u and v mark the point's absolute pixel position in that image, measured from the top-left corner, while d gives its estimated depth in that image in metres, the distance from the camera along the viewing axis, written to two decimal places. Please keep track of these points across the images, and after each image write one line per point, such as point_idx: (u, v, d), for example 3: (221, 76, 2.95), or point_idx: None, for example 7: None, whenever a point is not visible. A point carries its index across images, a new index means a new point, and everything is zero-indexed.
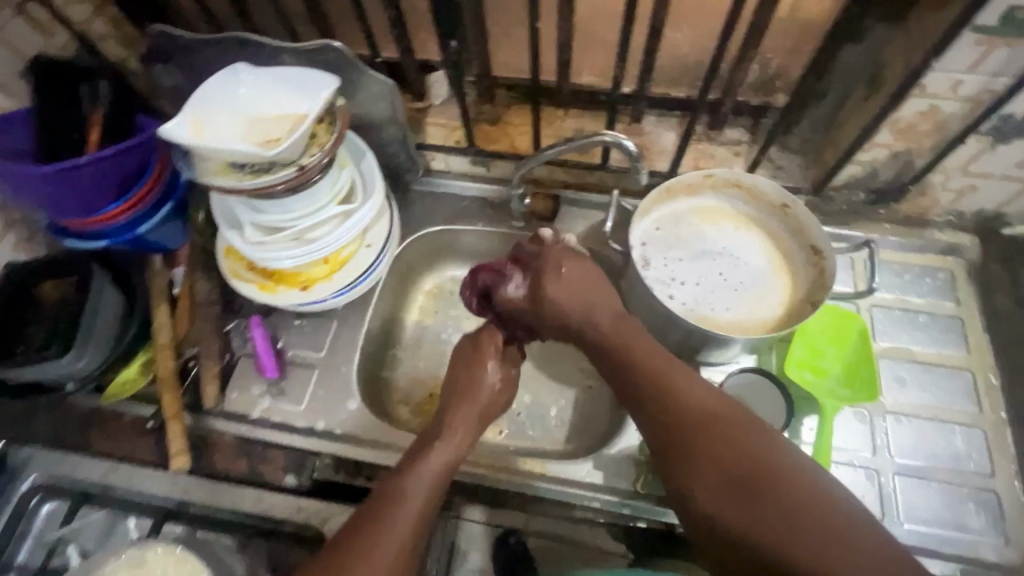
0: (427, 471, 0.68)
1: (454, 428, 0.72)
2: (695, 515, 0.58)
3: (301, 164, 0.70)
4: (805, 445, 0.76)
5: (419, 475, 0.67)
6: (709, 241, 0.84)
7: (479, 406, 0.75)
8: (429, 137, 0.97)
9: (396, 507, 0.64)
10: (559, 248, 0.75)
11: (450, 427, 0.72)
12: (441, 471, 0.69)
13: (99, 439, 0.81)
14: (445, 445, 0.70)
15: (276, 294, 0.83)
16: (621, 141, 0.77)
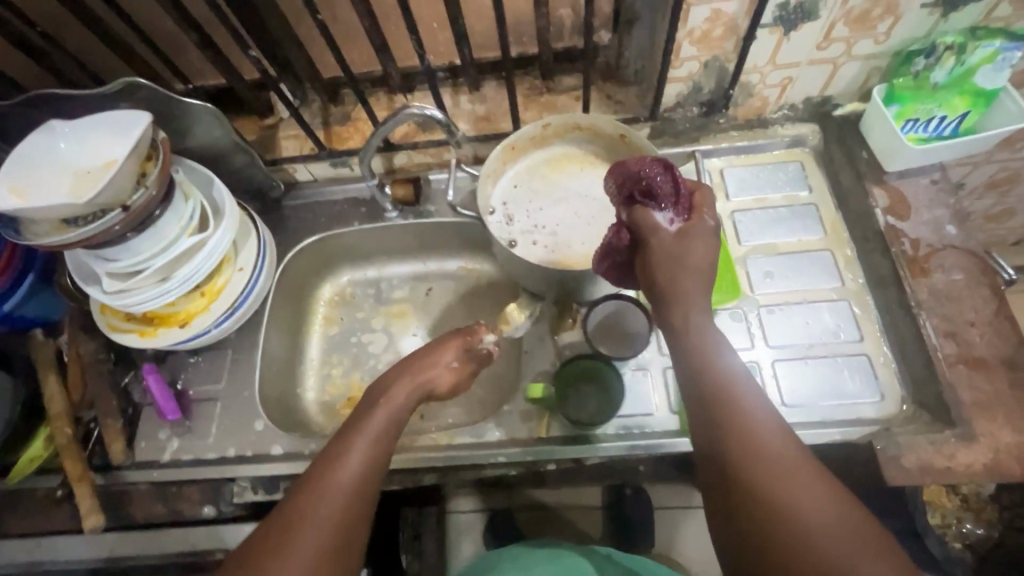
0: (366, 440, 0.62)
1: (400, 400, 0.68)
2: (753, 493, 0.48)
3: (127, 205, 0.70)
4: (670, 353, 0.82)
5: (358, 442, 0.62)
6: (562, 185, 0.86)
7: (434, 386, 0.73)
8: (285, 151, 0.97)
9: (331, 476, 0.58)
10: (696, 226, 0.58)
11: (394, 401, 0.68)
12: (382, 437, 0.64)
13: (14, 520, 0.80)
14: (386, 412, 0.66)
15: (157, 337, 0.83)
16: (426, 110, 0.75)
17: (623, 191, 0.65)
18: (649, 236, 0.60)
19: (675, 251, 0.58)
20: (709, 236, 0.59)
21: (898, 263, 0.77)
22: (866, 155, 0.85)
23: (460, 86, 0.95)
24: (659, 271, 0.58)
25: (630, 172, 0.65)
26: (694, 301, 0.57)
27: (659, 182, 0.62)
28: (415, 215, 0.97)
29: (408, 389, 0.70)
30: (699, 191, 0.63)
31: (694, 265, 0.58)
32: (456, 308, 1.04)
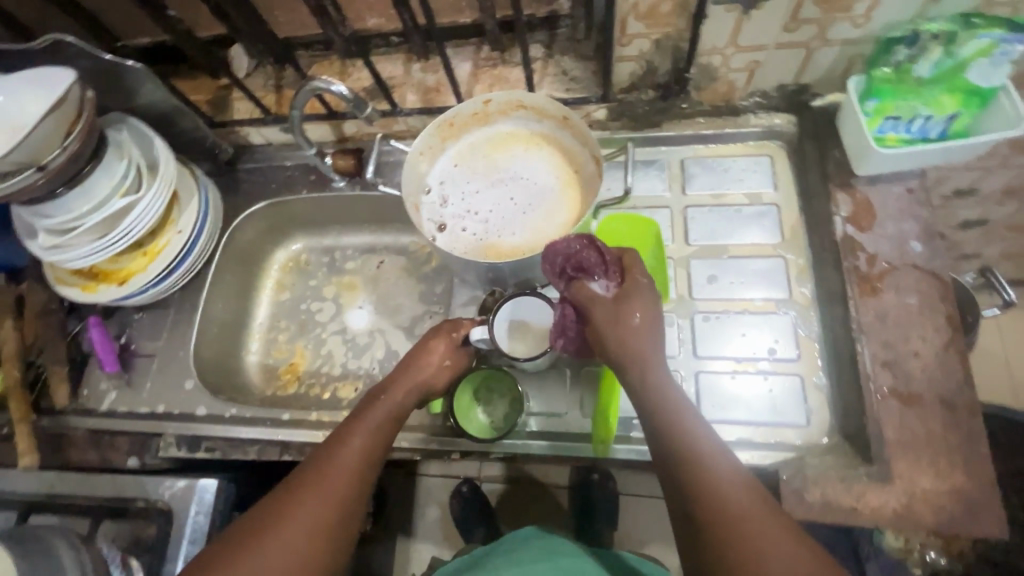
0: (367, 428, 0.64)
1: (403, 392, 0.69)
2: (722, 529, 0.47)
3: (43, 164, 0.70)
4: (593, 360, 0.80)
5: (364, 426, 0.64)
6: (502, 169, 0.83)
7: (429, 378, 0.72)
8: (237, 113, 0.96)
9: (338, 458, 0.60)
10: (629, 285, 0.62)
11: (397, 395, 0.68)
12: (387, 423, 0.66)
13: None
14: (391, 400, 0.67)
15: (97, 293, 0.85)
16: (329, 86, 0.72)
17: (558, 272, 0.67)
18: (593, 309, 0.63)
19: (616, 317, 0.61)
20: (645, 292, 0.62)
21: (846, 279, 0.70)
22: (837, 154, 0.77)
23: (411, 53, 0.90)
24: (607, 335, 0.61)
25: (558, 249, 0.67)
26: (646, 355, 0.59)
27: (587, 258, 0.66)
28: (362, 187, 0.95)
29: (411, 378, 0.71)
30: (624, 253, 0.67)
31: (637, 325, 0.60)
32: (405, 282, 1.02)
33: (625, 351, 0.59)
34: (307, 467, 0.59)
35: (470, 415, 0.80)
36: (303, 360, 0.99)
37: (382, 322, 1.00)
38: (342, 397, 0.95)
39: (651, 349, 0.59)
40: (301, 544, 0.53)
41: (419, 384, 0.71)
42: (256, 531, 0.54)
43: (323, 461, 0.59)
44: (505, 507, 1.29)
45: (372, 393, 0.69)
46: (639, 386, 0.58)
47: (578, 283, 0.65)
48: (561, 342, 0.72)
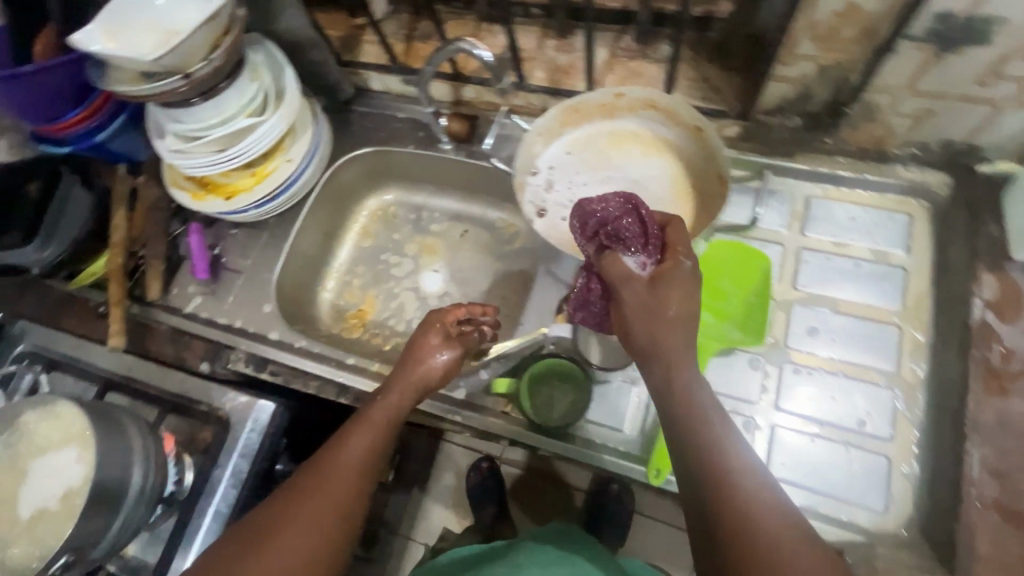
0: (367, 436, 0.66)
1: (403, 396, 0.70)
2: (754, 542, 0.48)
3: (189, 72, 0.74)
4: None
5: (367, 431, 0.66)
6: (616, 166, 0.79)
7: (428, 375, 0.72)
8: (364, 55, 0.96)
9: (340, 466, 0.63)
10: (670, 269, 0.59)
11: (398, 399, 0.70)
12: (388, 428, 0.68)
13: (68, 317, 0.94)
14: (389, 404, 0.69)
15: (205, 203, 0.89)
16: (476, 49, 0.71)
17: (596, 233, 0.65)
18: (624, 287, 0.60)
19: (650, 304, 0.58)
20: (682, 280, 0.59)
21: (970, 371, 0.64)
22: (993, 231, 0.69)
23: (548, 28, 0.87)
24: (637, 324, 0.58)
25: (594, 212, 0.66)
26: (676, 353, 0.57)
27: (628, 229, 0.63)
28: (467, 154, 0.92)
29: (411, 380, 0.72)
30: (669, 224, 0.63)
31: (670, 319, 0.57)
32: (483, 257, 1.02)
33: (654, 344, 0.57)
34: (308, 474, 0.63)
35: (529, 401, 0.78)
36: (372, 309, 1.01)
37: (453, 290, 1.01)
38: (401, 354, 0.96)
39: (682, 346, 0.57)
40: (300, 550, 0.57)
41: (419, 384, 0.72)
42: (263, 533, 0.58)
43: (322, 466, 0.63)
44: (520, 493, 1.29)
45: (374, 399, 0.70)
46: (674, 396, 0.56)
47: (611, 252, 0.63)
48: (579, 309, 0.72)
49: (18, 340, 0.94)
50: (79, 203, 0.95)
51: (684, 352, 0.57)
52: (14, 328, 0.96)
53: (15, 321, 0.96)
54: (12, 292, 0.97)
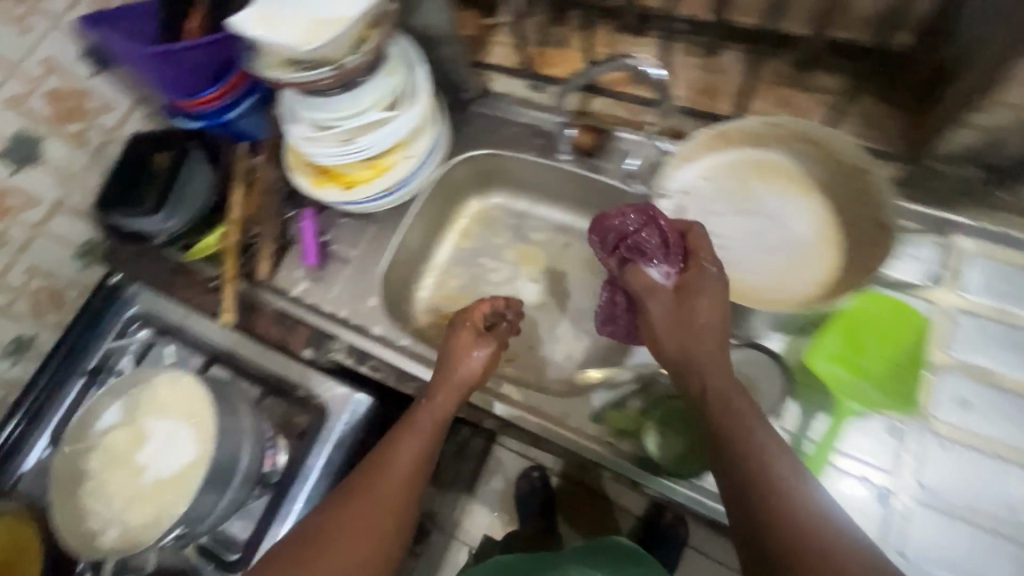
0: (415, 442, 0.68)
1: (445, 402, 0.71)
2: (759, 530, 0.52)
3: (341, 63, 0.75)
4: (807, 439, 0.67)
5: (414, 438, 0.69)
6: (756, 199, 0.75)
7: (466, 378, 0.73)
8: (492, 57, 0.96)
9: (393, 469, 0.66)
10: (697, 278, 0.63)
11: (441, 406, 0.71)
12: (434, 433, 0.70)
13: (179, 287, 0.97)
14: (434, 407, 0.71)
15: (324, 190, 0.90)
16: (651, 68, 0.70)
17: (618, 248, 0.71)
18: (649, 299, 0.65)
19: (676, 315, 0.62)
20: (706, 284, 0.63)
21: None
22: None
23: (694, 46, 0.84)
24: (664, 335, 0.62)
25: (614, 225, 0.73)
26: (707, 363, 0.59)
27: (647, 239, 0.68)
28: (587, 168, 0.88)
29: (453, 384, 0.72)
30: (692, 231, 0.67)
31: (699, 327, 0.61)
32: (582, 274, 0.99)
33: (687, 355, 0.61)
34: (360, 479, 0.66)
35: (642, 439, 0.79)
36: (466, 312, 1.00)
37: (549, 304, 0.98)
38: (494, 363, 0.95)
39: (713, 355, 0.60)
40: (357, 551, 0.61)
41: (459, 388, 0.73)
42: (314, 532, 0.62)
43: (372, 470, 0.66)
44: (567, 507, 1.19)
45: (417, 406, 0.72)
46: (717, 414, 0.58)
47: (634, 265, 0.68)
48: (607, 324, 0.79)
49: (132, 301, 1.00)
50: (200, 177, 0.96)
51: (714, 357, 0.60)
52: (128, 290, 1.00)
53: (129, 283, 1.00)
54: (130, 257, 1.01)
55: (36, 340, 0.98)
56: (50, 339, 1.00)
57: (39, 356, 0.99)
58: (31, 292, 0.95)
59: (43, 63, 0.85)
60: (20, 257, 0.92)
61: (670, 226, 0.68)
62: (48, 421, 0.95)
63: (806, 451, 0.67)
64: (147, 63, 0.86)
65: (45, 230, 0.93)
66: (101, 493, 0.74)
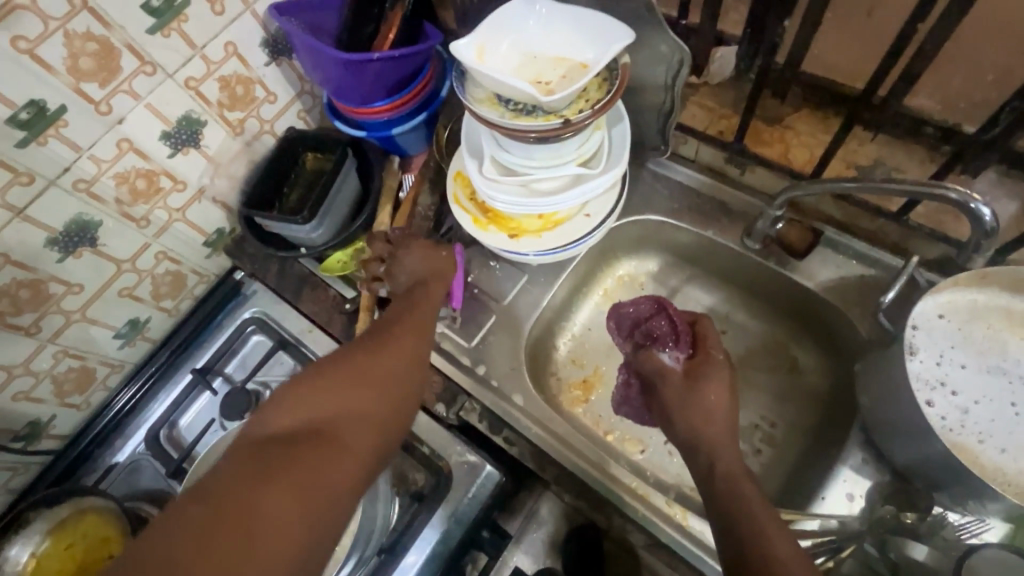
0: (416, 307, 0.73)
1: (436, 288, 0.77)
2: None
3: (565, 118, 0.66)
4: None
5: (422, 307, 0.74)
6: (1011, 357, 0.64)
7: (441, 269, 0.80)
8: (689, 118, 0.87)
9: (407, 325, 0.70)
10: (705, 361, 0.71)
11: (432, 290, 0.77)
12: (429, 304, 0.75)
13: (307, 301, 0.92)
14: (433, 289, 0.77)
15: (486, 233, 0.82)
16: (967, 201, 0.56)
17: (634, 335, 0.83)
18: (662, 379, 0.72)
19: (686, 393, 0.69)
20: (713, 367, 0.70)
21: None
22: None
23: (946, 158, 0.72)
24: (677, 421, 0.68)
25: (629, 316, 0.86)
26: (718, 441, 0.64)
27: (660, 329, 0.79)
28: (777, 262, 0.80)
29: (433, 266, 0.80)
30: (698, 322, 0.76)
31: (708, 404, 0.67)
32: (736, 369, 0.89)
33: (694, 435, 0.66)
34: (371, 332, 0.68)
35: None
36: (599, 384, 0.91)
37: None
38: (625, 451, 0.86)
39: (721, 434, 0.65)
40: (390, 380, 0.62)
41: (440, 279, 0.79)
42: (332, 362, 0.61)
43: (386, 330, 0.68)
44: None
45: (419, 288, 0.77)
46: (729, 492, 0.60)
47: (648, 350, 0.76)
48: (624, 405, 0.84)
49: (251, 302, 0.95)
50: (349, 189, 0.90)
51: (723, 440, 0.65)
52: (248, 288, 0.96)
53: (251, 281, 0.97)
54: (258, 255, 0.96)
55: (149, 323, 0.93)
56: (160, 324, 0.95)
57: (147, 340, 0.94)
58: (156, 276, 0.90)
59: (226, 47, 0.79)
60: (156, 239, 0.86)
61: (676, 314, 0.78)
62: (147, 414, 0.91)
63: None
64: (332, 67, 0.79)
65: (184, 215, 0.88)
66: None
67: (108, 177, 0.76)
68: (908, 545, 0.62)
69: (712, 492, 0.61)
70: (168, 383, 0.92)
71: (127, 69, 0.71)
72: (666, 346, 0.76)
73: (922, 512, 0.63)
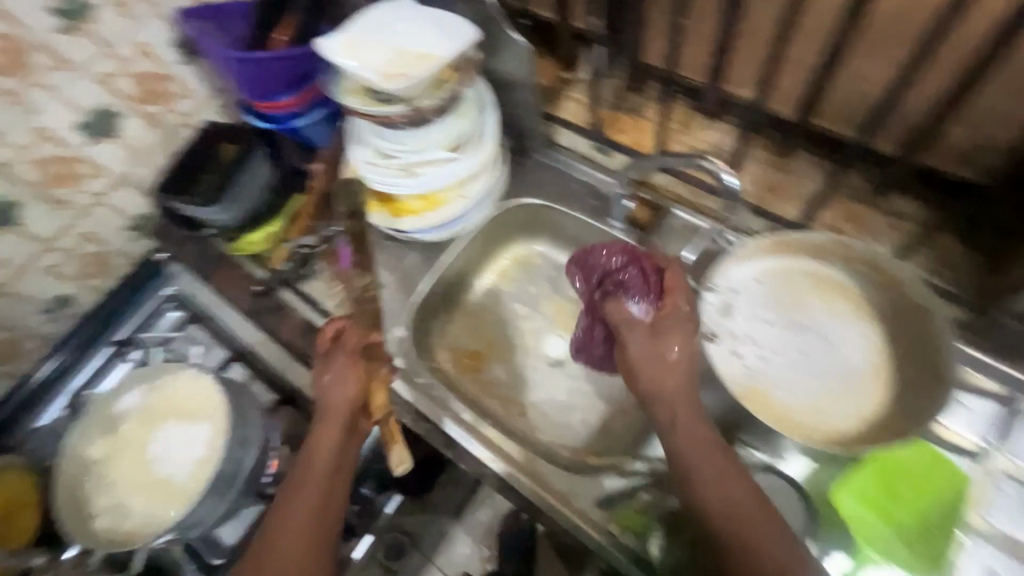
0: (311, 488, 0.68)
1: (329, 437, 0.71)
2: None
3: (415, 105, 0.78)
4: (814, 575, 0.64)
5: (313, 479, 0.68)
6: (808, 313, 0.72)
7: (350, 401, 0.73)
8: (563, 111, 0.95)
9: (292, 529, 0.65)
10: (672, 310, 0.69)
11: (325, 442, 0.71)
12: (331, 476, 0.70)
13: (220, 279, 1.00)
14: (325, 442, 0.70)
15: (375, 214, 0.91)
16: (718, 171, 0.68)
17: (603, 284, 0.79)
18: (629, 333, 0.69)
19: (651, 346, 0.67)
20: (680, 321, 0.68)
21: None
22: None
23: (771, 144, 0.83)
24: (639, 379, 0.66)
25: (595, 259, 0.82)
26: (677, 392, 0.64)
27: (630, 279, 0.76)
28: (639, 240, 0.87)
29: (334, 414, 0.72)
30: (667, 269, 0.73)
31: (671, 358, 0.66)
32: None
33: (655, 391, 0.65)
34: (260, 554, 0.64)
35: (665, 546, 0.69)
36: (488, 355, 0.97)
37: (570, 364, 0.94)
38: (505, 413, 0.93)
39: (679, 391, 0.64)
40: None
41: (342, 415, 0.72)
42: None
43: (272, 537, 0.65)
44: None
45: (306, 465, 0.69)
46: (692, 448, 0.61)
47: (616, 299, 0.74)
48: (582, 351, 0.89)
49: (173, 281, 1.03)
50: (261, 176, 0.98)
51: (680, 394, 0.64)
52: (170, 269, 1.03)
53: (172, 263, 1.03)
54: (178, 239, 1.04)
55: (75, 299, 1.01)
56: (88, 301, 1.03)
57: (75, 316, 1.02)
58: (80, 255, 0.98)
59: (138, 46, 0.88)
60: (78, 221, 0.95)
61: (647, 263, 0.75)
62: (71, 381, 0.99)
63: None
64: (231, 67, 0.89)
65: (105, 199, 0.96)
66: (110, 476, 0.75)
67: (26, 161, 0.84)
68: None
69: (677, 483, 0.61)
70: (92, 354, 1.00)
71: (39, 64, 0.79)
72: (636, 293, 0.74)
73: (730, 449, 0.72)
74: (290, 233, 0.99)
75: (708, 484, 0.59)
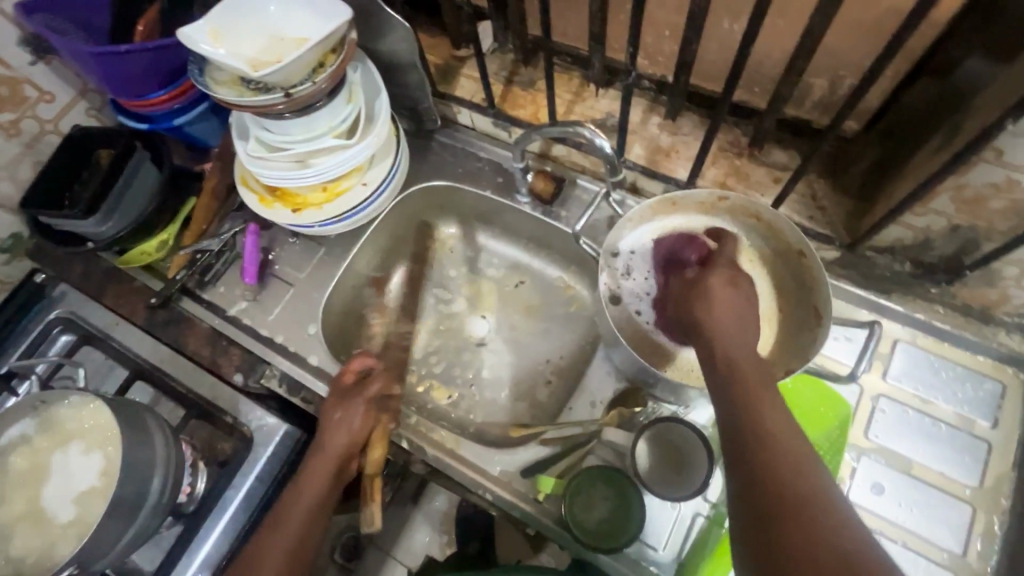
0: (287, 535, 0.68)
1: (320, 473, 0.71)
2: (782, 509, 0.44)
3: (291, 91, 0.72)
4: (709, 501, 0.71)
5: (298, 515, 0.69)
6: None
7: (347, 447, 0.73)
8: (459, 90, 0.94)
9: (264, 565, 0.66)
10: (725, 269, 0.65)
11: (315, 477, 0.71)
12: (314, 515, 0.70)
13: (112, 294, 0.93)
14: (314, 485, 0.71)
15: (272, 210, 0.86)
16: (595, 139, 0.68)
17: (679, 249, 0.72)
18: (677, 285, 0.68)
19: (704, 292, 0.64)
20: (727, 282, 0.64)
21: None
22: None
23: (658, 106, 0.84)
24: (719, 338, 0.58)
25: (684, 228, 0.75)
26: (719, 332, 0.59)
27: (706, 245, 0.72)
28: (543, 212, 0.88)
29: (324, 459, 0.72)
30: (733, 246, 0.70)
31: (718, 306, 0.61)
32: (529, 320, 0.96)
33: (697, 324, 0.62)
34: None
35: (585, 497, 0.70)
36: (410, 343, 0.96)
37: (495, 342, 0.95)
38: (432, 399, 0.92)
39: (729, 330, 0.59)
40: None
41: (340, 453, 0.73)
42: None
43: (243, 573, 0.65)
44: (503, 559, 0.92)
45: (291, 500, 0.70)
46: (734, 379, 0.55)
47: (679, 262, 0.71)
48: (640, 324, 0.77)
49: (58, 303, 0.95)
50: (144, 181, 0.90)
51: (732, 339, 0.58)
52: (56, 291, 0.95)
53: (57, 284, 0.96)
54: (60, 257, 0.96)
55: None
56: None
57: None
58: None
59: None
60: None
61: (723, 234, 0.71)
62: None
63: (708, 512, 0.70)
64: (87, 63, 0.80)
65: None
66: None
67: None
68: (613, 430, 0.75)
69: (763, 464, 0.47)
70: None
71: None
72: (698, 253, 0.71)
73: (642, 406, 0.75)
74: (185, 239, 0.94)
75: (816, 480, 0.46)
